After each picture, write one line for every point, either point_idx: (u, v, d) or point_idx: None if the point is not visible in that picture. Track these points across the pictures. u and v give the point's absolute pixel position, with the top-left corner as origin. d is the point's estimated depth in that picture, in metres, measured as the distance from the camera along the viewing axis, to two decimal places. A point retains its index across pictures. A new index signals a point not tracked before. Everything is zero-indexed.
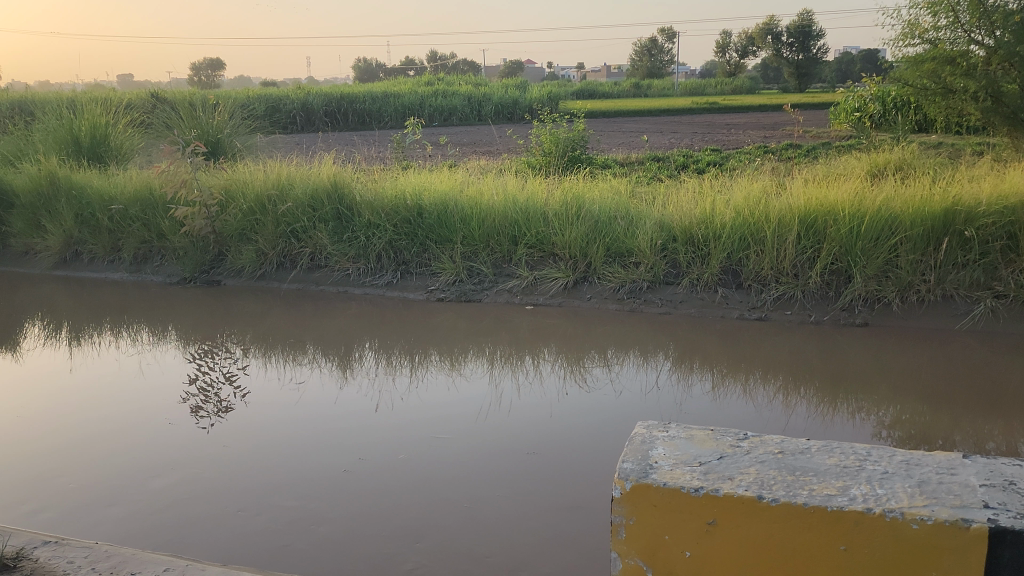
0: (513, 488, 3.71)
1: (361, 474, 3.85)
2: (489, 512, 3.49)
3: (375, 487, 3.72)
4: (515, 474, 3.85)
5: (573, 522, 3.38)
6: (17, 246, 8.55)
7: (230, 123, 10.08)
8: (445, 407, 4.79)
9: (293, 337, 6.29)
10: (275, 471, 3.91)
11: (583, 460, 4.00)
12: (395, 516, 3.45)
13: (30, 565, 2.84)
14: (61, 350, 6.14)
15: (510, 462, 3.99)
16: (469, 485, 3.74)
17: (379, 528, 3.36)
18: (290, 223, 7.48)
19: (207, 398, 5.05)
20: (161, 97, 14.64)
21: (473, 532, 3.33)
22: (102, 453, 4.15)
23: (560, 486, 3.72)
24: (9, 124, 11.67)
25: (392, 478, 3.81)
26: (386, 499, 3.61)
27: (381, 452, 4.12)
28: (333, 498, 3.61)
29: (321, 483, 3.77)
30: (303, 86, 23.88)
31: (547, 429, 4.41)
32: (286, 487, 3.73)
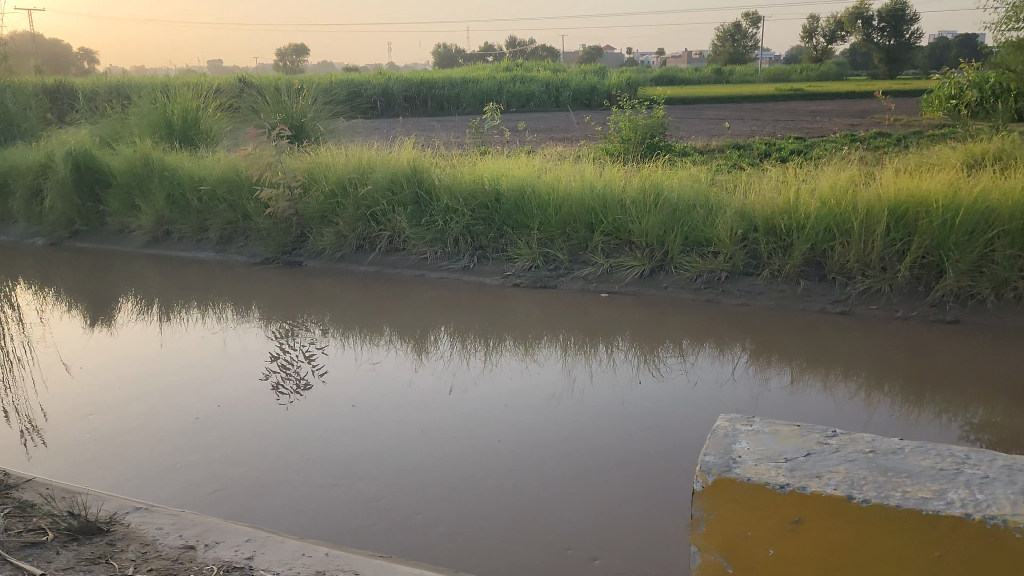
0: (581, 475, 3.70)
1: (429, 455, 3.91)
2: (553, 497, 3.50)
3: (447, 470, 3.75)
4: (583, 461, 3.84)
5: (638, 513, 3.35)
6: (113, 225, 8.90)
7: (314, 108, 10.28)
8: (517, 391, 4.81)
9: (370, 318, 6.41)
10: (348, 447, 4.01)
11: (651, 449, 3.96)
12: (460, 498, 3.49)
13: (121, 530, 2.96)
14: (152, 326, 6.39)
15: (580, 448, 3.98)
16: (535, 468, 3.77)
17: (443, 508, 3.40)
18: (369, 206, 7.60)
19: (287, 376, 5.19)
20: (249, 82, 15.11)
21: (541, 516, 3.34)
22: (187, 424, 4.33)
23: (628, 475, 3.69)
24: (107, 108, 12.17)
25: (465, 461, 3.85)
26: (455, 480, 3.66)
27: (451, 433, 4.18)
28: (406, 478, 3.67)
29: (393, 461, 3.85)
30: (383, 71, 24.26)
31: (618, 417, 4.38)
32: (357, 463, 3.83)
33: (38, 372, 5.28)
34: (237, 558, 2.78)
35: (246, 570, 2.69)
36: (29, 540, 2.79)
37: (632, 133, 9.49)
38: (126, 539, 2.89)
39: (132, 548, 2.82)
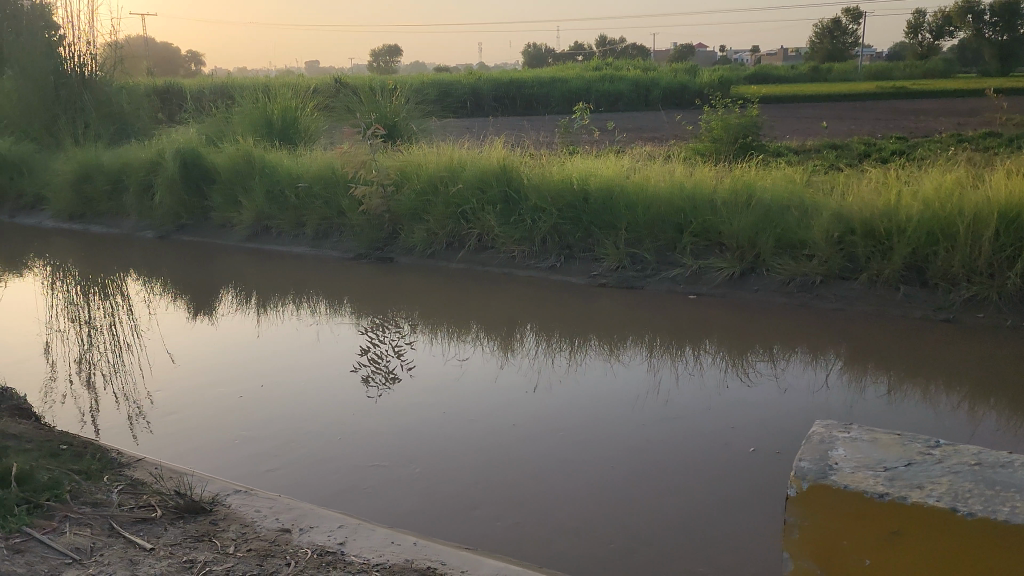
0: (649, 475, 3.69)
1: (501, 450, 3.97)
2: (617, 496, 3.50)
3: (528, 467, 3.78)
4: (654, 462, 3.82)
5: (700, 517, 3.32)
6: (215, 219, 9.28)
7: (407, 107, 10.49)
8: (595, 390, 4.82)
9: (458, 315, 6.50)
10: (427, 440, 4.11)
11: (725, 453, 3.91)
12: (526, 492, 3.54)
13: (223, 511, 3.11)
14: (251, 318, 6.65)
15: (652, 449, 3.97)
16: (604, 467, 3.78)
17: (508, 503, 3.45)
18: (459, 205, 7.71)
19: (376, 369, 5.32)
20: (344, 82, 15.51)
21: (619, 516, 3.34)
22: (280, 412, 4.50)
23: (698, 478, 3.65)
24: (212, 108, 12.68)
25: (546, 458, 3.88)
26: (524, 475, 3.70)
27: (526, 429, 4.23)
28: (488, 473, 3.72)
29: (475, 456, 3.91)
30: (473, 71, 24.50)
31: (695, 420, 4.34)
32: (432, 455, 3.92)
33: (145, 360, 5.57)
34: (330, 543, 2.89)
35: (338, 554, 2.79)
36: (139, 516, 2.94)
37: (724, 132, 9.31)
38: (227, 519, 3.03)
39: (234, 529, 2.95)
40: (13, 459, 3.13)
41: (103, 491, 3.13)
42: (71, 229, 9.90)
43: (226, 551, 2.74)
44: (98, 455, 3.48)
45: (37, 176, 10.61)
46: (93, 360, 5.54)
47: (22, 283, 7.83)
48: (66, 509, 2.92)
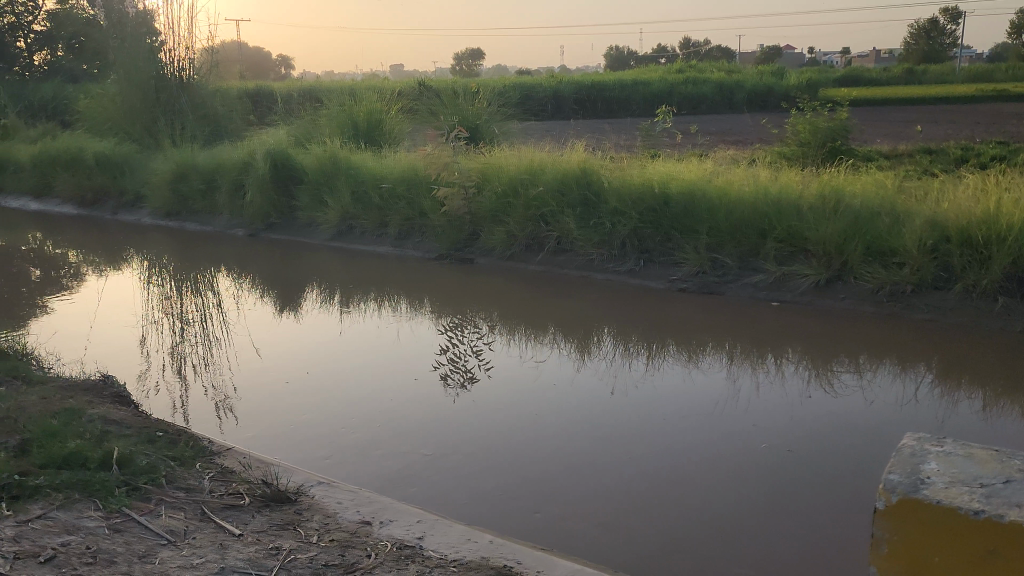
0: (696, 478, 3.69)
1: (554, 447, 4.03)
2: (662, 497, 3.51)
3: (597, 469, 3.79)
4: (711, 466, 3.81)
5: (742, 523, 3.30)
6: (302, 219, 9.54)
7: (489, 110, 10.59)
8: (654, 393, 4.83)
9: (536, 317, 6.52)
10: (489, 436, 4.18)
11: (779, 460, 3.86)
12: (576, 491, 3.58)
13: (307, 501, 3.21)
14: (334, 315, 6.82)
15: (704, 452, 3.96)
16: (652, 468, 3.79)
17: (553, 498, 3.51)
18: (539, 207, 7.73)
19: (454, 369, 5.39)
20: (427, 85, 15.75)
21: (682, 521, 3.32)
22: (361, 408, 4.59)
23: (747, 484, 3.63)
24: (300, 110, 13.06)
25: (615, 461, 3.87)
26: (576, 474, 3.74)
27: (580, 428, 4.27)
28: (556, 473, 3.74)
29: (546, 456, 3.93)
30: (554, 74, 24.51)
31: (751, 425, 4.30)
32: (488, 451, 4.01)
33: (232, 353, 5.77)
34: (409, 537, 2.97)
35: (417, 549, 2.86)
36: (229, 503, 3.06)
37: (812, 136, 9.08)
38: (311, 509, 3.13)
39: (317, 519, 3.05)
40: (113, 445, 3.30)
41: (195, 477, 3.27)
42: (167, 226, 10.33)
43: (309, 540, 2.83)
44: (190, 443, 3.63)
45: (137, 176, 11.12)
46: (185, 352, 5.77)
47: (121, 277, 8.21)
48: (162, 493, 3.07)
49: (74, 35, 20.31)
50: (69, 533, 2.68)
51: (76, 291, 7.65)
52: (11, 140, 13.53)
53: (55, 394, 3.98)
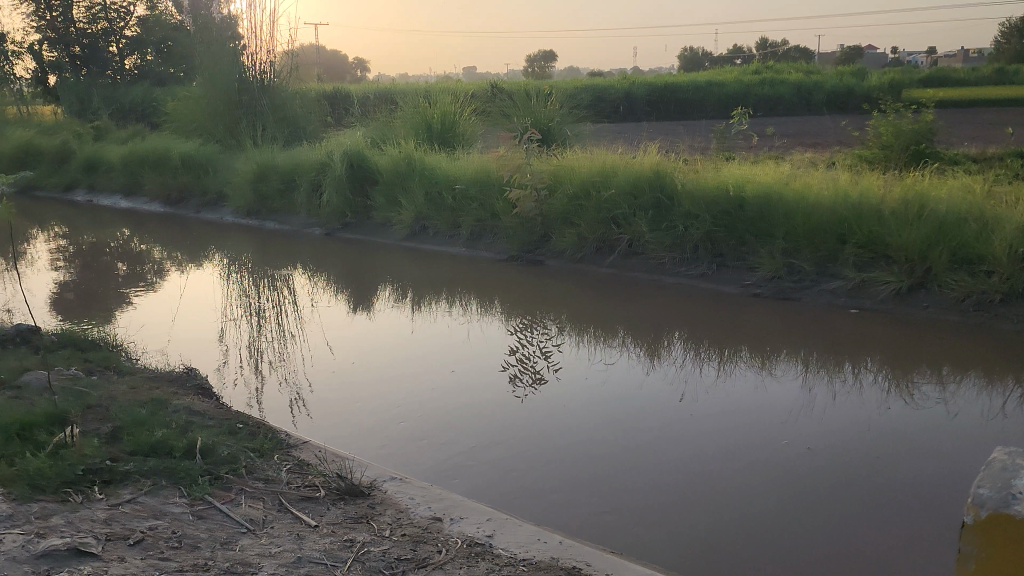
0: (751, 484, 3.65)
1: (608, 447, 4.06)
2: (708, 500, 3.51)
3: (662, 472, 3.77)
4: (778, 474, 3.74)
5: (786, 530, 3.26)
6: (376, 218, 9.71)
7: (561, 112, 10.58)
8: (716, 396, 4.80)
9: (606, 319, 6.50)
10: (548, 435, 4.23)
11: (835, 468, 3.79)
12: (637, 493, 3.58)
13: (380, 496, 3.28)
14: (406, 313, 6.93)
15: (759, 457, 3.92)
16: (703, 471, 3.78)
17: (598, 497, 3.54)
18: (611, 209, 7.69)
19: (523, 369, 5.41)
20: (500, 87, 15.85)
21: (744, 528, 3.28)
22: (431, 406, 4.66)
23: (796, 491, 3.58)
24: (376, 112, 13.30)
25: (681, 465, 3.84)
26: (639, 476, 3.73)
27: (636, 429, 4.29)
28: (620, 476, 3.74)
29: (611, 458, 3.93)
30: (627, 75, 24.36)
31: (809, 432, 4.23)
32: (545, 449, 4.06)
33: (306, 349, 5.92)
34: (479, 535, 3.01)
35: (487, 547, 2.90)
36: (305, 495, 3.14)
37: (895, 139, 8.80)
38: (383, 504, 3.20)
39: (389, 513, 3.11)
40: (196, 435, 3.43)
41: (273, 469, 3.37)
42: (247, 224, 10.65)
43: (382, 534, 2.89)
44: (269, 436, 3.74)
45: (219, 175, 11.50)
46: (262, 347, 5.95)
47: (203, 273, 8.51)
48: (242, 483, 3.18)
49: (162, 39, 21.10)
50: (156, 518, 2.80)
51: (161, 285, 7.96)
52: (103, 141, 14.15)
53: (143, 385, 4.15)
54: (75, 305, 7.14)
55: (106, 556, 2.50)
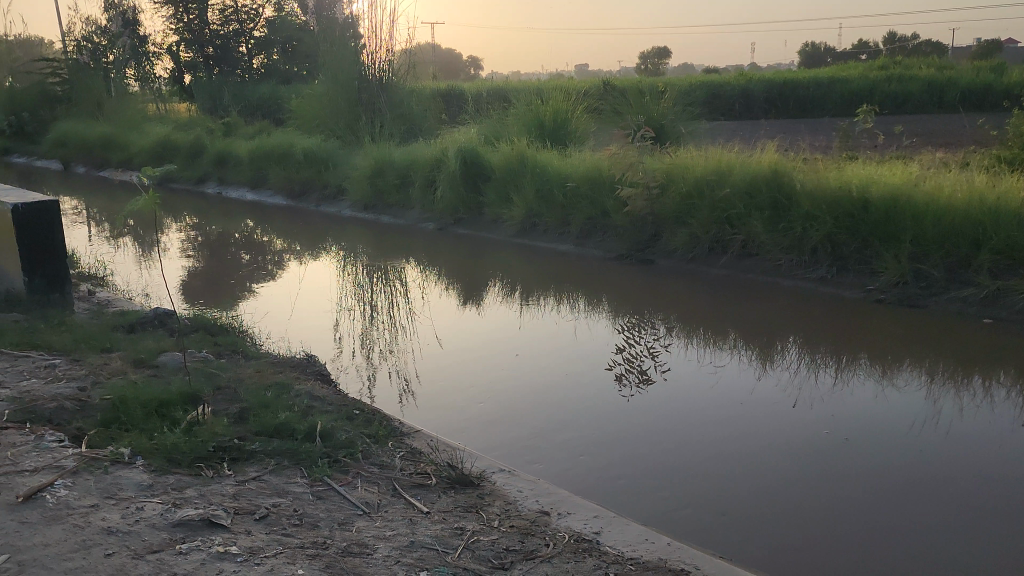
0: (852, 494, 3.54)
1: (706, 447, 4.04)
2: (792, 505, 3.45)
3: (760, 476, 3.71)
4: (884, 486, 3.61)
5: (864, 542, 3.17)
6: (488, 215, 9.84)
7: (675, 110, 10.42)
8: (828, 403, 4.65)
9: (717, 321, 6.37)
10: (650, 434, 4.21)
11: (939, 485, 3.61)
12: (731, 494, 3.55)
13: (489, 486, 3.34)
14: (514, 309, 7.00)
15: (859, 467, 3.79)
16: (802, 476, 3.71)
17: (680, 492, 3.56)
18: (726, 209, 7.53)
19: (630, 368, 5.38)
20: (613, 83, 15.73)
21: (834, 537, 3.21)
22: (537, 401, 4.70)
23: (900, 504, 3.45)
24: (489, 110, 13.45)
25: (781, 470, 3.77)
26: (736, 478, 3.69)
27: (737, 431, 4.23)
28: (717, 476, 3.71)
29: (710, 458, 3.90)
30: (744, 72, 23.69)
31: (925, 446, 4.03)
32: (642, 445, 4.07)
33: (415, 341, 6.07)
34: (587, 531, 3.03)
35: (594, 543, 2.92)
36: (417, 482, 3.23)
37: None
38: (492, 494, 3.26)
39: (498, 505, 3.16)
40: (317, 419, 3.59)
41: (387, 455, 3.48)
42: (364, 217, 10.99)
43: (491, 524, 2.94)
44: (384, 423, 3.86)
45: (338, 170, 11.92)
46: (373, 338, 6.13)
47: (321, 265, 8.84)
48: (358, 467, 3.30)
49: (287, 39, 21.97)
50: (279, 496, 2.95)
51: (282, 275, 8.34)
52: (232, 137, 14.91)
53: (268, 369, 4.37)
54: (204, 292, 7.56)
55: (234, 528, 2.68)
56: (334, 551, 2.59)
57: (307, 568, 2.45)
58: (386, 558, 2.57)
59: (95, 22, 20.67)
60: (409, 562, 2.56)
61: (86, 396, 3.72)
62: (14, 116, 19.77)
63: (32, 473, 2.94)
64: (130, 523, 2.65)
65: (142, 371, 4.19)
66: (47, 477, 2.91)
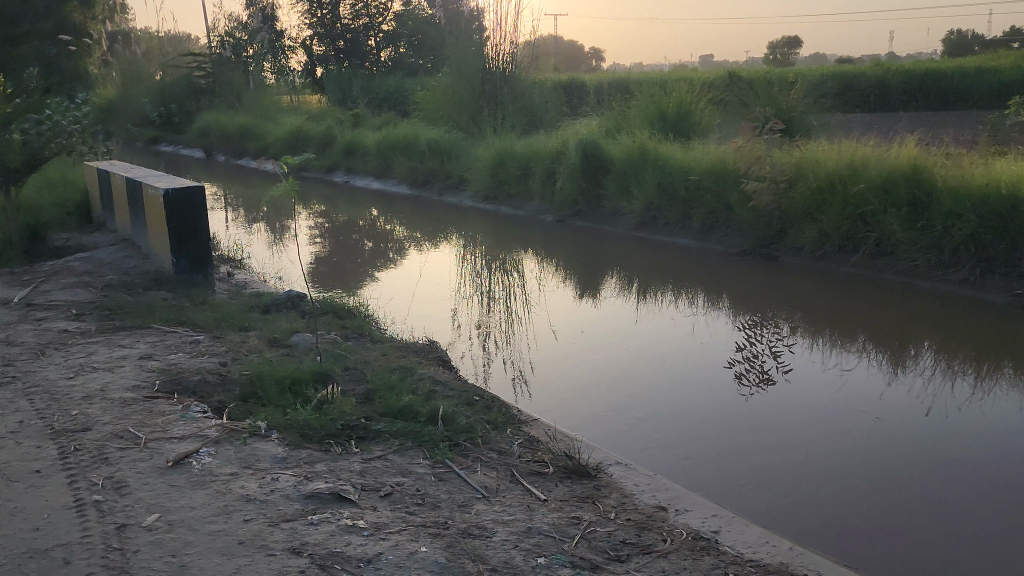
0: (971, 504, 3.38)
1: (823, 448, 3.93)
2: (902, 511, 3.33)
3: (874, 480, 3.59)
4: (1010, 500, 3.41)
5: (973, 555, 3.02)
6: (608, 207, 9.78)
7: (806, 102, 10.04)
8: (964, 414, 4.38)
9: (845, 322, 6.12)
10: (764, 433, 4.12)
11: None
12: (839, 495, 3.47)
13: (606, 478, 3.34)
14: (631, 302, 6.96)
15: (986, 480, 3.58)
16: (918, 483, 3.57)
17: (787, 491, 3.50)
18: (859, 206, 7.23)
19: (751, 367, 5.25)
20: (740, 74, 15.30)
21: (941, 545, 3.09)
22: (654, 396, 4.64)
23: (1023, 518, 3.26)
24: (611, 102, 13.35)
25: (897, 475, 3.63)
26: (847, 480, 3.59)
27: (858, 434, 4.09)
28: (827, 478, 3.62)
29: (824, 460, 3.80)
30: (881, 61, 22.51)
31: None
32: (758, 442, 4.01)
33: (532, 331, 6.12)
34: (705, 529, 3.00)
35: (712, 542, 2.88)
36: (536, 470, 3.27)
37: None
38: (609, 486, 3.26)
39: (615, 497, 3.16)
40: (439, 403, 3.69)
41: (507, 441, 3.53)
42: (484, 208, 11.15)
43: (607, 516, 2.94)
44: (503, 409, 3.92)
45: (461, 161, 12.15)
46: (490, 327, 6.22)
47: (440, 253, 9.04)
48: (478, 452, 3.37)
49: (414, 32, 22.49)
50: (403, 475, 3.06)
51: (403, 262, 8.57)
52: (361, 127, 15.42)
53: (392, 353, 4.52)
54: (332, 277, 7.86)
55: (361, 503, 2.80)
56: (454, 532, 2.66)
57: (429, 546, 2.54)
58: (504, 542, 2.62)
59: (237, 18, 21.74)
60: (527, 548, 2.60)
61: (227, 370, 3.97)
62: (163, 107, 21.11)
63: (180, 440, 3.17)
64: (267, 492, 2.81)
65: (277, 349, 4.42)
66: (193, 444, 3.13)
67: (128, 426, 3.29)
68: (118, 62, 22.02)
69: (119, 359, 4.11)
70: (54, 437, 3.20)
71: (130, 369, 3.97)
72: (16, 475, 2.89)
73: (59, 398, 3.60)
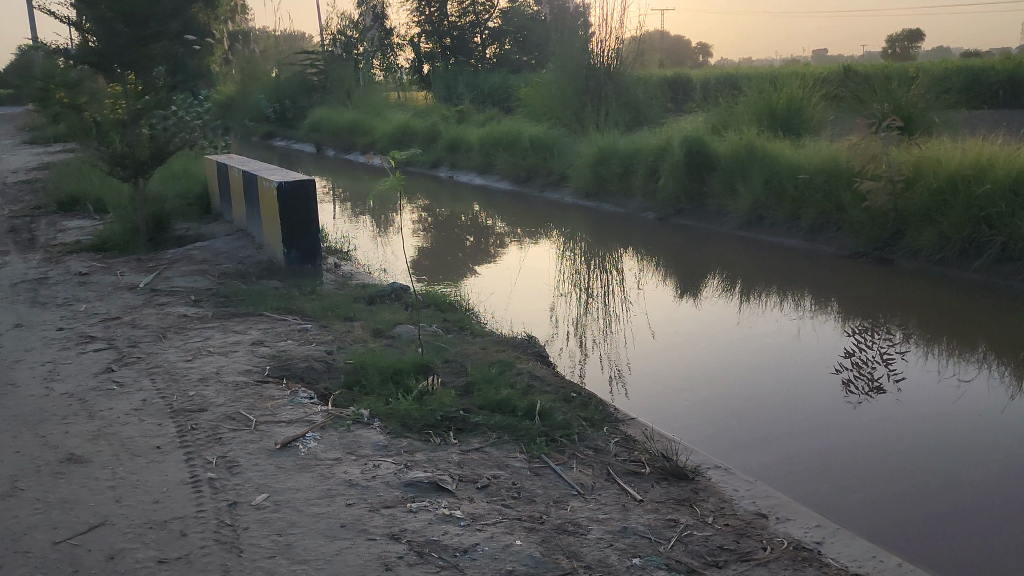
0: None
1: (928, 460, 3.76)
2: (1007, 528, 3.16)
3: (981, 495, 3.42)
4: None
5: None
6: (712, 205, 9.58)
7: (927, 97, 9.55)
8: None
9: (963, 331, 5.80)
10: (866, 442, 3.97)
11: None
12: (940, 507, 3.32)
13: (705, 481, 3.27)
14: (733, 303, 6.80)
15: None
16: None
17: (885, 500, 3.39)
18: (984, 207, 6.82)
19: (860, 374, 5.04)
20: (855, 68, 14.68)
21: None
22: (755, 400, 4.53)
23: None
24: (718, 98, 13.04)
25: (1007, 492, 3.44)
26: (950, 494, 3.43)
27: (969, 449, 3.88)
28: (930, 490, 3.47)
29: (928, 472, 3.64)
30: (1011, 54, 21.17)
31: None
32: (860, 451, 3.87)
33: (631, 329, 6.06)
34: (808, 540, 2.91)
35: (815, 553, 2.78)
36: (632, 470, 3.24)
37: None
38: (707, 490, 3.20)
39: (713, 501, 3.10)
40: (537, 398, 3.70)
41: (603, 439, 3.51)
42: (585, 204, 11.11)
43: (704, 520, 2.88)
44: (600, 407, 3.90)
45: (563, 158, 12.14)
46: (588, 323, 6.21)
47: (539, 249, 9.06)
48: (574, 448, 3.36)
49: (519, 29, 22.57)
50: (500, 468, 3.09)
51: (503, 257, 8.64)
52: (464, 124, 15.62)
53: (491, 347, 4.57)
54: (434, 270, 8.00)
55: (458, 494, 2.84)
56: (549, 527, 2.67)
57: (524, 539, 2.56)
58: (599, 541, 2.61)
59: (349, 17, 22.38)
60: (622, 547, 2.59)
61: (333, 358, 4.10)
62: (278, 104, 21.95)
63: (287, 424, 3.29)
64: (369, 477, 2.89)
65: (380, 340, 4.54)
66: (300, 429, 3.26)
67: (240, 408, 3.44)
68: (237, 61, 23.03)
69: (232, 344, 4.31)
70: (173, 415, 3.38)
71: (243, 354, 4.15)
72: (139, 449, 3.08)
73: (178, 378, 3.81)
